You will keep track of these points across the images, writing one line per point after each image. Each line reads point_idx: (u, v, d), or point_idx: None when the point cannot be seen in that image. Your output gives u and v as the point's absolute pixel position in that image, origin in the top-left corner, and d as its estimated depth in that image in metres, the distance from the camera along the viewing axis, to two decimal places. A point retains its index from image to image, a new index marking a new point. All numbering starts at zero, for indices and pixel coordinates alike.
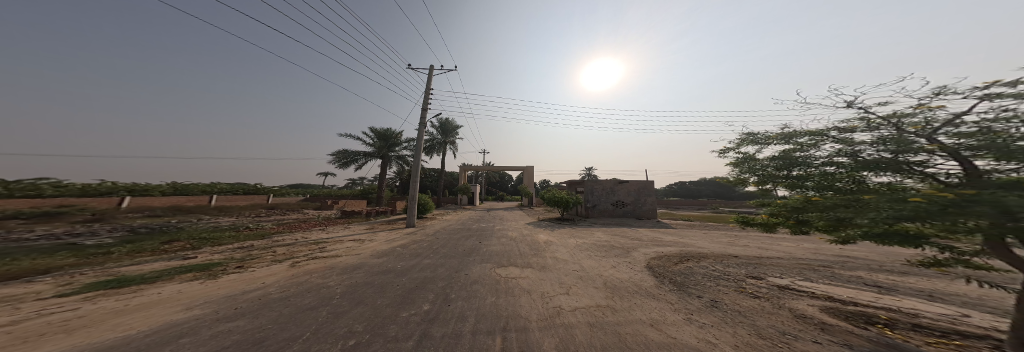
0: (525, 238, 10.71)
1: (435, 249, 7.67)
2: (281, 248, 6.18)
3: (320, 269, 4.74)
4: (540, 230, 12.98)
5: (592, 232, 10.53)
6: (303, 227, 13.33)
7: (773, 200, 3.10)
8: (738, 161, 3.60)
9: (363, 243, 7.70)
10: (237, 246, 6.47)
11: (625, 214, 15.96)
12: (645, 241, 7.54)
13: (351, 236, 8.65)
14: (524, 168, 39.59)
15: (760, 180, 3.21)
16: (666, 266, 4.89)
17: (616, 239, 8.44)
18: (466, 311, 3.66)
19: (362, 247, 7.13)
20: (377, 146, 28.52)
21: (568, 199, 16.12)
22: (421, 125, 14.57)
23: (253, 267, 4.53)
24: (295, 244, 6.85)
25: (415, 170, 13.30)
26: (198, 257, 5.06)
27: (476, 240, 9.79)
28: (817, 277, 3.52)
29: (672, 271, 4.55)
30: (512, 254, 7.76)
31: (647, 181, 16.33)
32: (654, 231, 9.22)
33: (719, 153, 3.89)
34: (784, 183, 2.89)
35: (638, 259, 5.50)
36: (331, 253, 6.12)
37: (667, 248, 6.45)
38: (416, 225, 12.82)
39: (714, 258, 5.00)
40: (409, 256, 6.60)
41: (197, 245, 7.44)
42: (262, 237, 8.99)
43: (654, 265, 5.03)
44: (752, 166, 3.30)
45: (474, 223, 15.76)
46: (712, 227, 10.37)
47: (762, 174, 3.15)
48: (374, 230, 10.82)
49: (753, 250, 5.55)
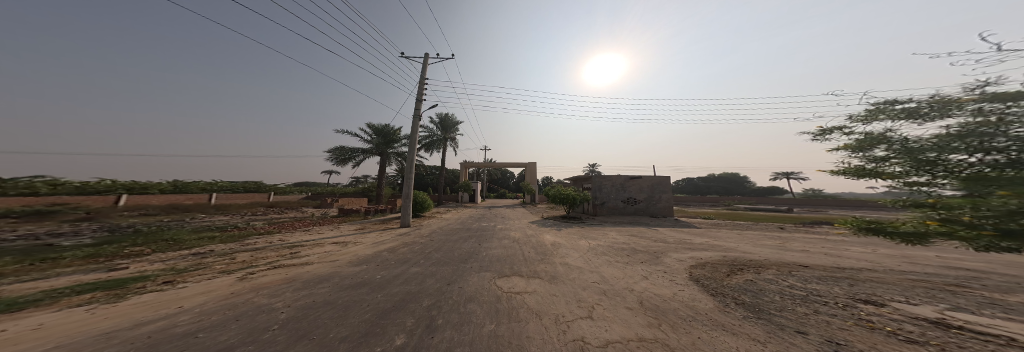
0: (530, 240, 9.63)
1: (426, 253, 6.65)
2: (243, 254, 5.20)
3: (272, 283, 3.73)
4: (545, 229, 11.88)
5: (604, 232, 9.43)
6: (292, 227, 12.50)
7: (945, 200, 1.73)
8: (859, 145, 2.20)
9: (345, 247, 6.70)
10: (196, 251, 5.55)
11: (637, 212, 14.81)
12: (673, 244, 6.40)
13: (334, 239, 7.67)
14: (526, 165, 38.39)
15: (911, 169, 1.84)
16: (717, 278, 3.75)
17: (636, 241, 7.32)
18: (453, 348, 2.59)
19: (341, 252, 6.15)
20: (374, 142, 27.66)
21: (574, 196, 15.03)
22: (416, 116, 13.56)
23: (187, 282, 3.53)
24: (264, 249, 5.89)
25: (409, 165, 12.26)
26: (129, 268, 4.09)
27: (475, 243, 8.76)
28: (977, 304, 2.37)
29: (730, 284, 3.43)
30: (515, 259, 6.72)
31: (660, 176, 15.11)
32: (678, 233, 8.04)
33: (819, 134, 2.51)
34: (975, 174, 1.56)
35: (675, 268, 4.38)
36: (300, 261, 5.14)
37: (704, 253, 5.29)
38: (411, 225, 11.84)
39: (779, 269, 3.86)
40: (395, 263, 5.57)
41: (161, 248, 6.56)
42: (238, 239, 8.08)
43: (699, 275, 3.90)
44: (899, 150, 1.90)
45: (474, 223, 14.74)
46: (741, 226, 9.17)
47: (918, 161, 1.78)
48: (364, 230, 9.90)
49: (821, 257, 4.40)
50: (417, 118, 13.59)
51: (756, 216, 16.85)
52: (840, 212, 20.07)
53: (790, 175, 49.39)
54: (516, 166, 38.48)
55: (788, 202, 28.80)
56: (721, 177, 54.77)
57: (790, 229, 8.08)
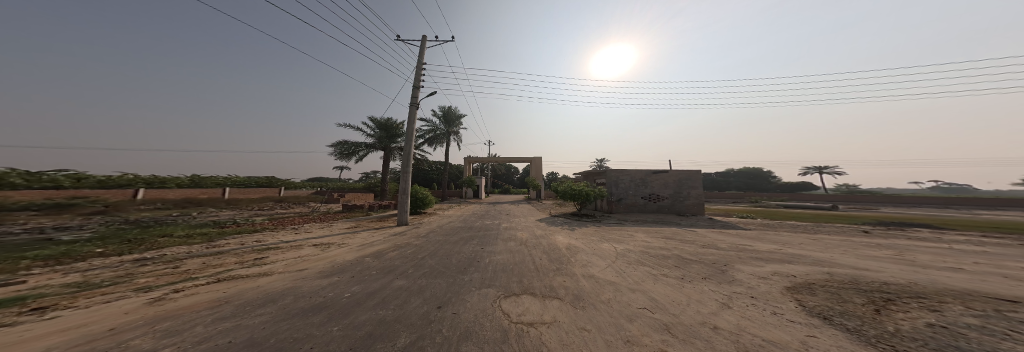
0: (541, 242, 8.39)
1: (419, 260, 5.52)
2: (192, 262, 4.25)
3: (190, 309, 2.65)
4: (557, 229, 10.57)
5: (629, 234, 8.02)
6: (288, 223, 11.88)
7: None
8: None
9: (326, 251, 5.68)
10: (149, 255, 4.69)
11: (660, 210, 13.17)
12: (732, 252, 4.92)
13: (318, 239, 6.73)
14: (533, 160, 36.85)
15: None
16: (867, 311, 2.27)
17: (677, 247, 5.87)
18: None
19: (317, 259, 5.11)
20: (378, 136, 27.12)
21: (588, 192, 13.58)
22: (413, 105, 12.42)
23: (74, 305, 2.52)
24: (228, 253, 4.95)
25: (406, 158, 11.23)
26: (28, 281, 3.16)
27: (477, 246, 7.58)
28: None
29: (905, 325, 1.99)
30: (525, 269, 5.48)
31: (687, 170, 13.33)
32: (727, 236, 6.50)
33: None
34: None
35: (768, 288, 2.94)
36: (259, 270, 4.12)
37: (792, 267, 3.80)
38: (409, 223, 10.88)
39: (969, 304, 2.35)
40: (375, 275, 4.46)
41: (126, 249, 5.83)
42: (215, 238, 7.27)
43: (825, 304, 2.46)
44: None
45: (478, 221, 13.63)
46: (801, 227, 7.50)
47: None
48: (357, 229, 9.02)
49: (1010, 286, 2.81)
50: (415, 106, 12.45)
51: (798, 215, 14.78)
52: (895, 211, 17.54)
53: (823, 169, 45.31)
54: (523, 160, 37.07)
55: (825, 199, 26.01)
56: (743, 172, 51.21)
57: (875, 233, 6.37)
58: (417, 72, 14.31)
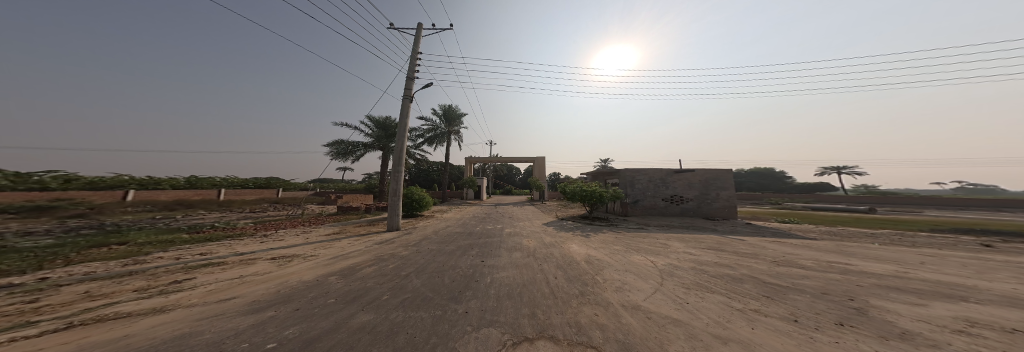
0: (553, 253, 7.05)
1: (402, 284, 4.20)
2: (61, 288, 2.80)
3: None
4: (569, 236, 9.15)
5: (659, 244, 6.66)
6: (268, 228, 10.70)
7: None
8: None
9: (282, 267, 4.26)
10: (22, 279, 3.33)
11: (681, 213, 11.76)
12: (833, 276, 3.48)
13: (282, 250, 5.37)
14: (535, 160, 35.60)
15: None
16: None
17: (738, 263, 4.43)
18: None
19: (261, 280, 3.66)
20: (376, 135, 26.11)
21: (601, 193, 12.17)
22: (406, 97, 11.24)
23: None
24: (138, 275, 3.36)
25: (397, 156, 9.99)
26: None
27: (478, 260, 6.24)
28: None
29: None
30: (541, 296, 4.12)
31: (712, 169, 11.90)
32: (800, 251, 5.01)
33: None
34: None
35: None
36: (153, 306, 2.51)
37: (978, 311, 2.37)
38: (401, 229, 9.64)
39: None
40: (334, 307, 3.10)
41: (35, 264, 4.59)
42: (163, 248, 6.04)
43: None
44: None
45: (478, 225, 12.26)
46: (881, 238, 6.01)
47: None
48: (338, 236, 7.71)
49: None
50: (408, 99, 11.28)
51: (834, 219, 13.32)
52: (944, 214, 15.72)
53: (843, 169, 43.08)
54: (526, 161, 35.72)
55: (852, 200, 24.19)
56: (756, 172, 49.12)
57: (996, 249, 4.89)
58: (412, 63, 13.16)
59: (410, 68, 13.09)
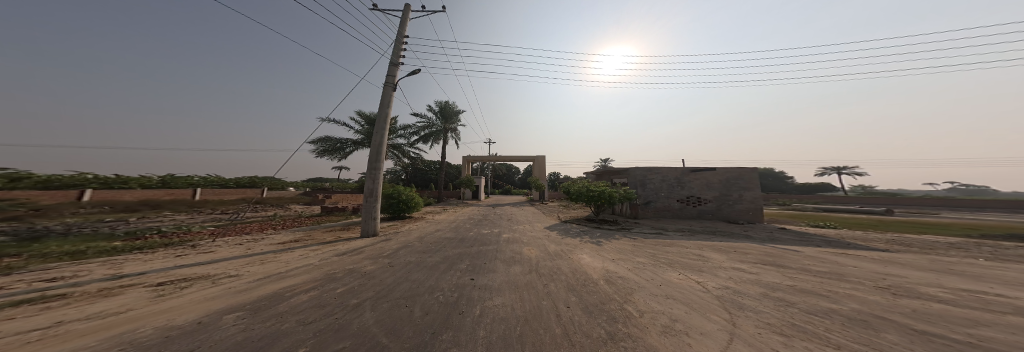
0: (560, 267, 5.70)
1: (341, 326, 2.76)
2: None
3: None
4: (576, 243, 7.80)
5: (692, 255, 5.38)
6: (226, 234, 9.20)
7: None
8: None
9: (156, 301, 2.79)
10: None
11: (700, 216, 10.55)
12: (1017, 318, 2.17)
13: (190, 269, 3.86)
14: (535, 158, 34.30)
15: None
16: None
17: (829, 288, 3.12)
18: None
19: (85, 332, 2.16)
20: (365, 132, 24.58)
21: (611, 194, 10.90)
22: (388, 84, 9.79)
23: None
24: None
25: (374, 151, 8.50)
26: None
27: (466, 279, 4.86)
28: None
29: None
30: (552, 344, 2.72)
31: (733, 168, 10.67)
32: (896, 270, 3.70)
33: None
34: None
35: None
36: None
37: None
38: (379, 234, 8.18)
39: None
40: None
41: None
42: (44, 264, 4.55)
43: None
44: None
45: (472, 229, 10.81)
46: (974, 250, 4.77)
47: None
48: (294, 244, 6.21)
49: None
50: (391, 86, 9.85)
51: (862, 222, 12.25)
52: (968, 217, 14.86)
53: (843, 170, 42.87)
54: (526, 160, 34.41)
55: (862, 201, 23.45)
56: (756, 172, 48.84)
57: None
58: (398, 49, 11.72)
59: (396, 54, 11.63)
